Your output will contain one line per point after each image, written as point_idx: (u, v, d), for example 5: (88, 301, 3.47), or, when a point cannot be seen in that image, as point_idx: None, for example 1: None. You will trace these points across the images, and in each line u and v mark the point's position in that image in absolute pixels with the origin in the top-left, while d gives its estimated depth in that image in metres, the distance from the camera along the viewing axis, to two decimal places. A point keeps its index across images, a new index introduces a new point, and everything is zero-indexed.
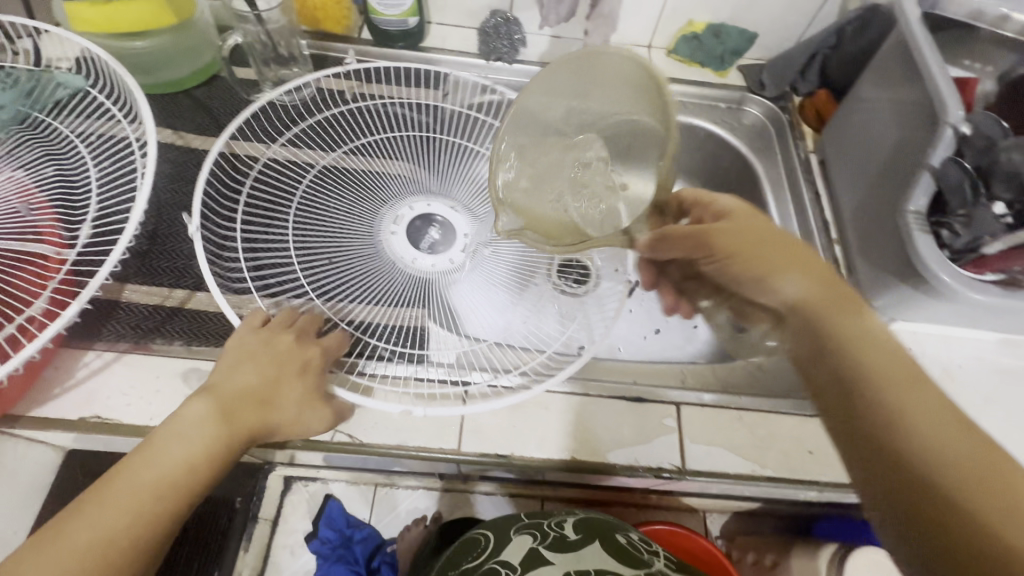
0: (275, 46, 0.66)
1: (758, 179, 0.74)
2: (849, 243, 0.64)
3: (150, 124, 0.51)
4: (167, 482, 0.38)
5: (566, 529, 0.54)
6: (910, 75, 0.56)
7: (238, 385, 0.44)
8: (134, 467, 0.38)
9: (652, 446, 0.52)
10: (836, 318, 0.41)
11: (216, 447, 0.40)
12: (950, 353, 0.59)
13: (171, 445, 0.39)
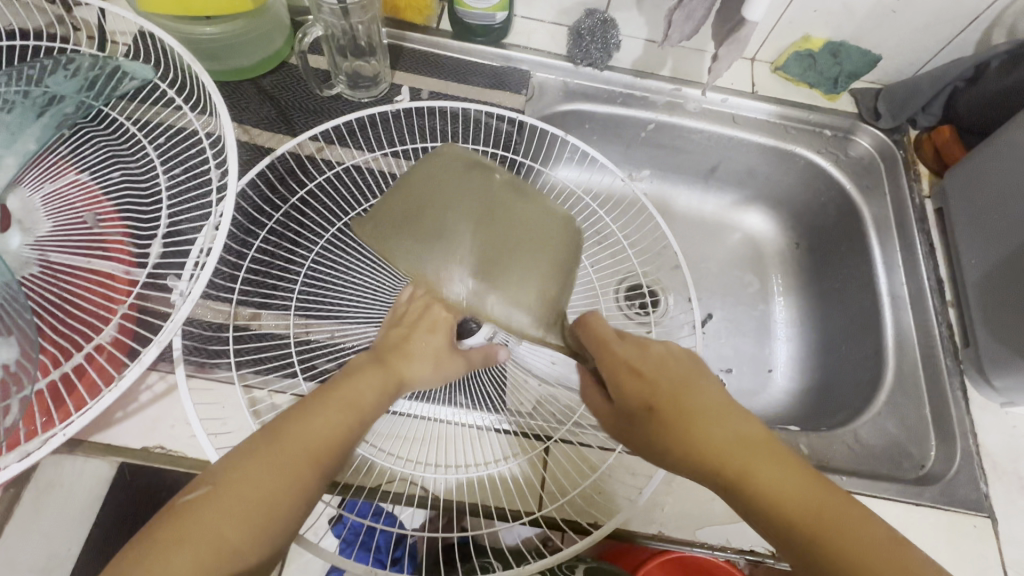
0: (354, 37, 0.59)
1: (863, 220, 0.68)
2: (968, 310, 0.58)
3: (228, 129, 0.44)
4: (262, 504, 0.33)
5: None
6: None
7: (319, 420, 0.37)
8: (231, 494, 0.33)
9: (744, 526, 0.48)
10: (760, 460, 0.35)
11: (301, 474, 0.35)
12: None
13: (255, 475, 0.34)
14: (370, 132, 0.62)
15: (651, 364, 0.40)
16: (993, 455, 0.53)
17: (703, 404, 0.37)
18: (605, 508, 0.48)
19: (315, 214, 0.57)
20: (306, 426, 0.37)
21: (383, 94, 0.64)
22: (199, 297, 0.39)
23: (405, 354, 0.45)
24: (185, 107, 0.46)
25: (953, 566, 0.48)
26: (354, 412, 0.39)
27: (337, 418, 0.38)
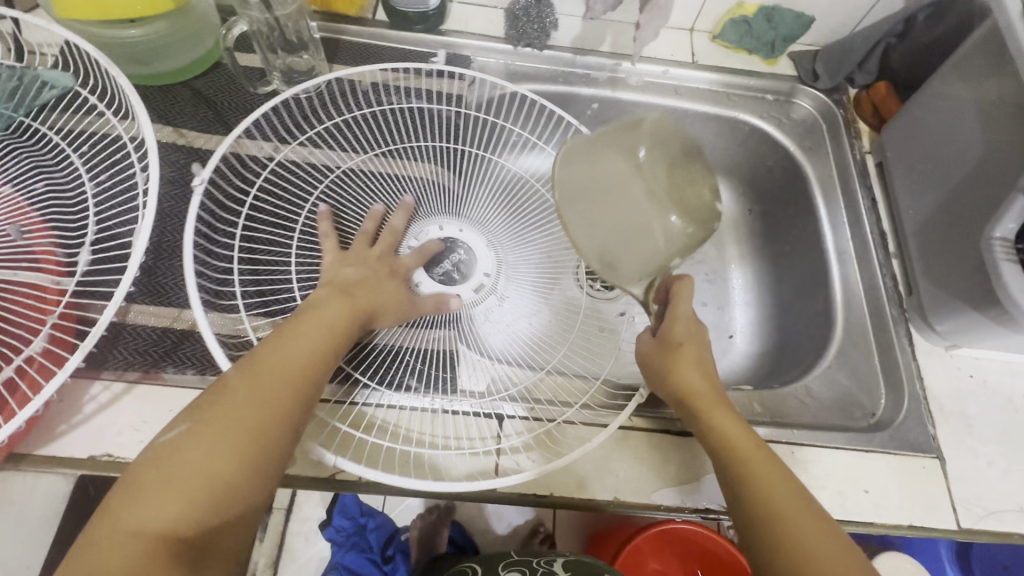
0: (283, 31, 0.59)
1: (807, 181, 0.69)
2: (910, 260, 0.60)
3: (147, 135, 0.43)
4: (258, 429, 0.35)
5: (555, 567, 0.50)
6: (1003, 68, 0.50)
7: (292, 354, 0.38)
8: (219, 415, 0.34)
9: (699, 484, 0.49)
10: (721, 415, 0.46)
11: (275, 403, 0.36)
12: (1014, 381, 0.56)
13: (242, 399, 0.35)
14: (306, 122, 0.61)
15: (686, 317, 0.50)
16: (939, 397, 0.55)
17: (698, 359, 0.49)
18: (563, 480, 0.49)
19: (282, 204, 0.57)
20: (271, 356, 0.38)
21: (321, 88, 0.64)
22: (123, 302, 0.39)
23: (365, 286, 0.47)
24: (102, 108, 0.46)
25: (903, 507, 0.50)
26: (321, 338, 0.41)
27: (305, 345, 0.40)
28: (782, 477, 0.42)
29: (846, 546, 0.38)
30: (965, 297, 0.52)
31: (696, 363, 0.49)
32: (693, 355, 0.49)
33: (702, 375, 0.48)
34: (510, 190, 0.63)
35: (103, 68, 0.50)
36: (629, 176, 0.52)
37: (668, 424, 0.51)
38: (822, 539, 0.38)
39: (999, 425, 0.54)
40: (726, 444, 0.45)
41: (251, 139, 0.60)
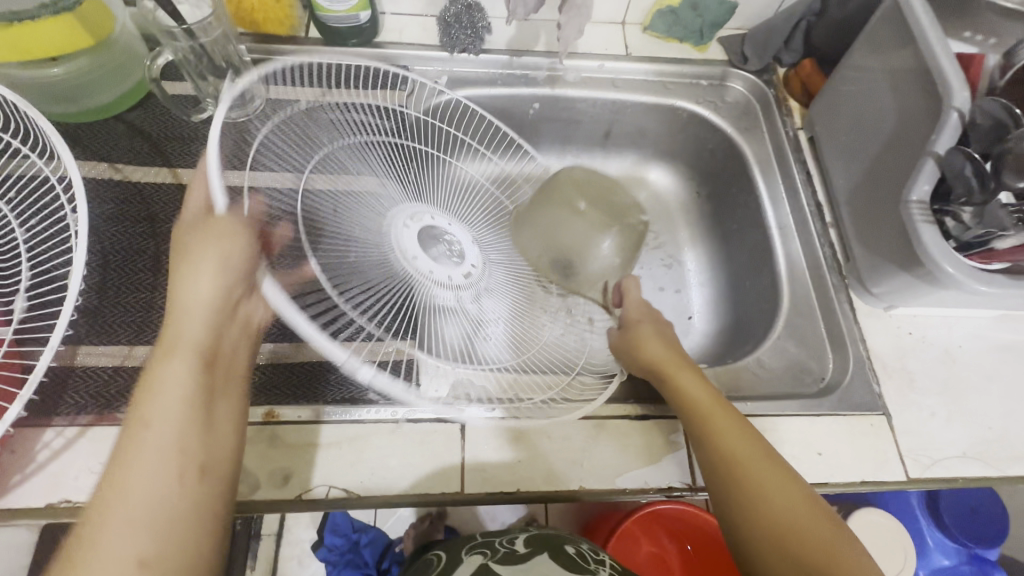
0: (211, 57, 0.58)
1: (746, 160, 0.71)
2: (845, 228, 0.62)
3: (72, 173, 0.42)
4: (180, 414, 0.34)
5: (516, 545, 0.51)
6: (907, 39, 0.53)
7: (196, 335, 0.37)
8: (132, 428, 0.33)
9: (660, 464, 0.51)
10: (686, 379, 0.50)
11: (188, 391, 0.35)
12: (949, 334, 0.58)
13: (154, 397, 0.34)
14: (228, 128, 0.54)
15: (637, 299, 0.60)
16: (881, 357, 0.57)
17: (657, 336, 0.55)
18: (529, 471, 0.50)
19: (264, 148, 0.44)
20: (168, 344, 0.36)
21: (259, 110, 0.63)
22: (60, 345, 0.38)
23: (201, 233, 0.38)
24: (24, 148, 0.46)
25: (852, 464, 0.52)
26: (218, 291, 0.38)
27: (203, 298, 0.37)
28: (749, 444, 0.44)
29: (802, 489, 0.42)
30: (895, 259, 0.54)
31: (658, 338, 0.55)
32: (658, 332, 0.55)
33: (661, 348, 0.54)
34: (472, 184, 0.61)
35: (23, 110, 0.49)
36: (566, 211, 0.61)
37: (626, 409, 0.53)
38: (775, 498, 0.41)
39: (938, 377, 0.57)
40: (691, 406, 0.48)
41: (190, 167, 0.60)
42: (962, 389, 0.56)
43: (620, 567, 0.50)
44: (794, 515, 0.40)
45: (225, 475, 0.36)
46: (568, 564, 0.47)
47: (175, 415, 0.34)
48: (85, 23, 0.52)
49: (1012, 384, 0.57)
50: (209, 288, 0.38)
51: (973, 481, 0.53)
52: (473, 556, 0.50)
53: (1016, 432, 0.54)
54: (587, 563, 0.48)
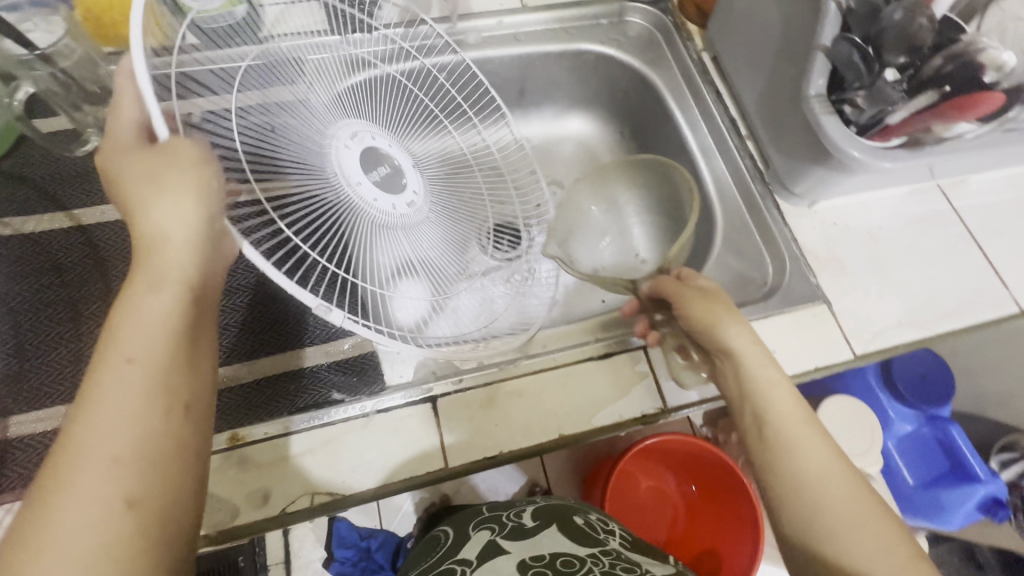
0: (79, 83, 0.55)
1: (657, 91, 0.72)
2: (760, 137, 0.64)
3: None
4: (120, 460, 0.28)
5: (523, 517, 0.52)
6: None
7: (138, 360, 0.30)
8: (75, 446, 0.28)
9: (631, 396, 0.53)
10: (728, 331, 0.49)
11: (139, 427, 0.29)
12: (870, 216, 0.62)
13: (103, 410, 0.29)
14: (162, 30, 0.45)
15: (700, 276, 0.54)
16: (814, 251, 0.60)
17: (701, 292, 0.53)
18: (507, 433, 0.50)
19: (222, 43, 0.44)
20: (99, 386, 0.29)
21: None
22: None
23: (149, 195, 0.32)
24: None
25: (805, 356, 0.55)
26: (173, 295, 0.33)
27: (158, 312, 0.32)
28: (825, 464, 0.44)
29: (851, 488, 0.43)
30: (808, 155, 0.57)
31: (702, 294, 0.52)
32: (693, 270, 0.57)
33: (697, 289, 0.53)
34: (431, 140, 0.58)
35: None
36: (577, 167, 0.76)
37: (589, 352, 0.54)
38: (850, 551, 0.40)
39: (867, 257, 0.60)
40: (742, 375, 0.48)
41: (88, 206, 0.56)
42: (888, 264, 0.60)
43: (628, 538, 0.52)
44: (872, 569, 0.39)
45: (160, 509, 0.29)
46: (574, 537, 0.48)
47: (131, 408, 0.29)
48: None
49: (931, 250, 0.61)
50: (189, 219, 0.33)
51: (912, 344, 0.57)
52: (482, 533, 0.51)
53: (940, 293, 0.59)
54: (595, 535, 0.50)
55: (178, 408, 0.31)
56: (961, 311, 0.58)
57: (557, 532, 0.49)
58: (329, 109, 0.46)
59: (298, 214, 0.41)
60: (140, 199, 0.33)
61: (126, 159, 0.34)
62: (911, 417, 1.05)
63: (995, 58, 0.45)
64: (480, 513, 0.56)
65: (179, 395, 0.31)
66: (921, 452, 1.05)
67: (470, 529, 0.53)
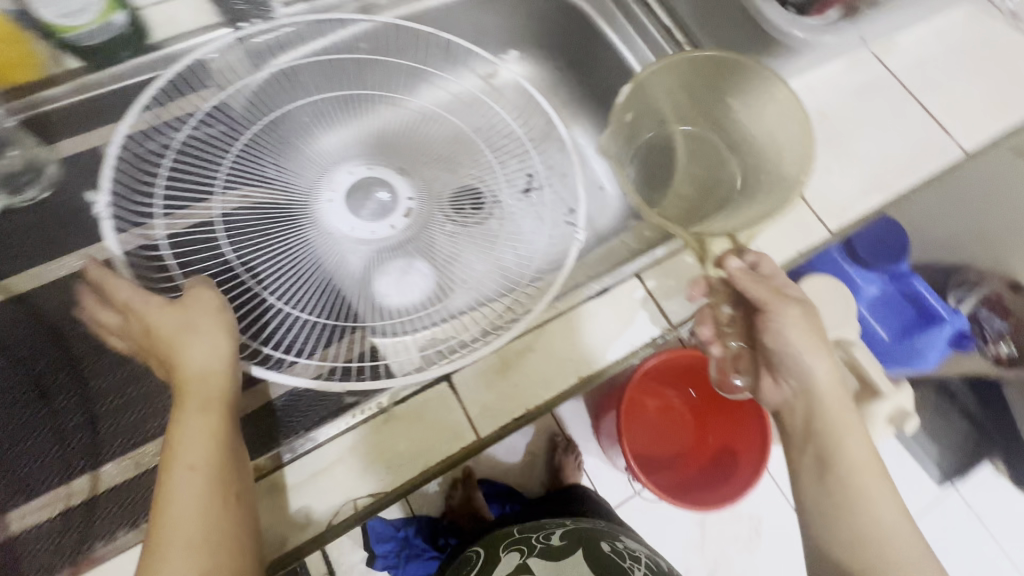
0: None
1: (587, 15, 0.70)
2: (699, 40, 0.63)
3: None
4: (194, 545, 0.37)
5: (551, 540, 0.70)
6: None
7: (197, 459, 0.39)
8: (159, 539, 0.37)
9: (636, 323, 0.53)
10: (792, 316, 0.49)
11: (205, 519, 0.38)
12: (818, 95, 0.63)
13: (173, 513, 0.38)
14: (133, 160, 0.54)
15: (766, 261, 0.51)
16: (773, 141, 0.61)
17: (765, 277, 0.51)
18: (530, 389, 0.50)
19: (197, 157, 0.56)
20: (171, 492, 0.38)
21: (60, 177, 0.54)
22: None
23: (179, 345, 0.42)
24: None
25: (785, 243, 0.57)
26: (219, 410, 0.42)
27: (204, 426, 0.41)
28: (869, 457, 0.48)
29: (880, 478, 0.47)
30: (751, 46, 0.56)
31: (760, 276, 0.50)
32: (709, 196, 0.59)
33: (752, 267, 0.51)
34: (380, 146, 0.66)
35: None
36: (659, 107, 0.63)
37: (587, 292, 0.53)
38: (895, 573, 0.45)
39: (822, 136, 0.62)
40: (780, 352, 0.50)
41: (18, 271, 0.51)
42: (841, 139, 0.61)
43: (652, 563, 0.68)
44: None
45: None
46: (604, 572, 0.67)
47: (195, 509, 0.38)
48: None
49: (877, 117, 0.63)
50: (206, 357, 0.43)
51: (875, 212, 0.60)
52: (513, 556, 0.69)
53: (892, 157, 0.61)
54: (622, 565, 0.68)
55: (232, 497, 0.39)
56: (915, 166, 0.61)
57: (581, 559, 0.69)
58: (301, 173, 0.60)
59: (317, 262, 0.56)
60: (169, 341, 0.43)
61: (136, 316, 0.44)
62: (876, 279, 1.12)
63: None
64: (509, 531, 0.71)
65: (231, 488, 0.40)
66: (889, 307, 1.13)
67: (501, 546, 0.70)
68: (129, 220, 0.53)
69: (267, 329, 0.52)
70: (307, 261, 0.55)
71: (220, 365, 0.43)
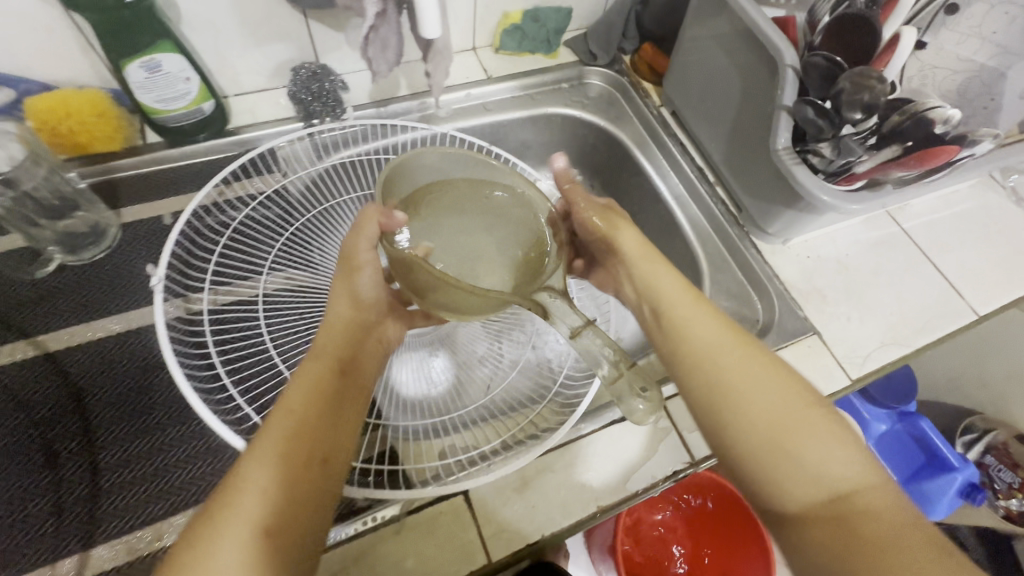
0: (112, 191, 0.59)
1: (626, 146, 0.76)
2: (729, 184, 0.68)
3: (103, 361, 0.50)
4: (285, 486, 0.34)
5: None
6: (750, 37, 0.56)
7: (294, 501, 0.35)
8: (246, 467, 0.34)
9: (656, 455, 0.53)
10: (306, 366, 0.41)
11: (293, 485, 0.35)
12: (836, 247, 0.68)
13: (260, 467, 0.34)
14: (303, 102, 0.65)
15: (309, 389, 0.39)
16: (796, 285, 0.64)
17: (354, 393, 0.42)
18: (547, 513, 0.49)
19: (250, 239, 0.59)
20: (236, 490, 0.34)
21: (163, 223, 0.58)
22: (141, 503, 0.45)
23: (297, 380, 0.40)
24: (46, 396, 0.48)
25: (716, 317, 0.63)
26: (283, 453, 0.35)
27: (283, 457, 0.35)
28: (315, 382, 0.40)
29: None
30: (777, 201, 0.60)
31: (285, 416, 0.37)
32: (804, 368, 0.59)
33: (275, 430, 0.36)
34: (432, 116, 0.72)
35: (61, 275, 0.54)
36: (878, 327, 0.63)
37: (612, 415, 0.54)
38: None
39: (841, 284, 0.65)
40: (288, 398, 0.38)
41: (85, 319, 0.52)
42: (861, 290, 0.65)
43: None
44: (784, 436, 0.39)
45: (287, 544, 0.33)
46: None
47: (278, 466, 0.35)
48: (102, 136, 0.58)
49: (897, 272, 0.67)
50: (293, 445, 0.36)
51: (898, 362, 0.61)
52: None
53: (912, 314, 0.64)
54: None
55: (316, 460, 0.36)
56: (932, 324, 0.64)
57: None
58: (360, 167, 0.68)
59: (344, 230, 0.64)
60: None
61: (271, 473, 0.34)
62: (884, 417, 1.12)
63: (943, 114, 0.47)
64: None
65: (319, 449, 0.37)
66: (898, 450, 1.11)
67: None
68: (181, 288, 0.53)
69: (283, 298, 0.56)
70: (337, 224, 0.63)
71: (293, 418, 0.37)
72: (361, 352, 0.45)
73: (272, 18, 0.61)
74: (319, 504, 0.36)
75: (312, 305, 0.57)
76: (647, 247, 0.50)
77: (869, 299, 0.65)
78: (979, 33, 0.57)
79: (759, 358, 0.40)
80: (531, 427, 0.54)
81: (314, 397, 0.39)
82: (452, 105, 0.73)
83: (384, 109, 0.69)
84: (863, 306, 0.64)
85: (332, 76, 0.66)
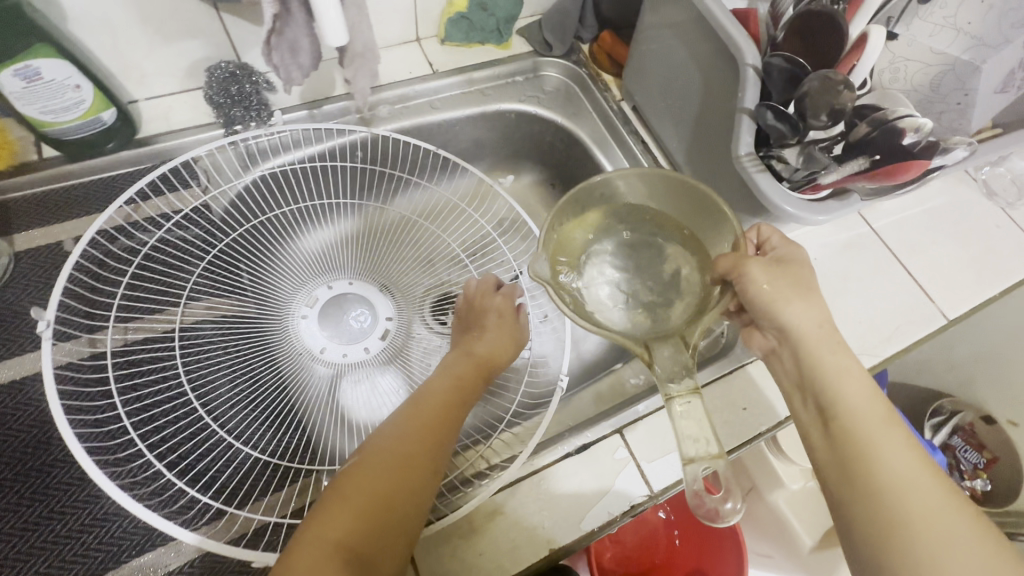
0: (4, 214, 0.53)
1: (585, 145, 0.71)
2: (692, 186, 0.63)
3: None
4: (385, 487, 0.39)
5: None
6: (709, 31, 0.51)
7: (394, 500, 0.39)
8: (362, 463, 0.40)
9: (615, 489, 0.49)
10: (429, 385, 0.47)
11: (397, 483, 0.40)
12: (804, 251, 0.64)
13: (369, 466, 0.40)
14: (221, 107, 0.58)
15: (429, 408, 0.45)
16: None
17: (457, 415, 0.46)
18: (495, 560, 0.46)
19: (167, 265, 0.54)
20: (352, 484, 0.39)
21: (64, 250, 0.52)
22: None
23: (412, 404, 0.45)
24: None
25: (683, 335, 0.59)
26: (393, 458, 0.41)
27: (393, 463, 0.41)
28: (433, 402, 0.46)
29: None
30: (740, 208, 0.56)
31: (403, 428, 0.43)
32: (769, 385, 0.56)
33: (392, 433, 0.43)
34: (372, 117, 0.66)
35: None
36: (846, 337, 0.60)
37: (566, 447, 0.51)
38: None
39: None
40: (411, 410, 0.45)
41: None
42: (829, 298, 0.62)
43: None
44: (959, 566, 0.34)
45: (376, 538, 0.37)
46: None
47: (393, 464, 0.40)
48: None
49: (866, 276, 0.64)
50: (401, 447, 0.42)
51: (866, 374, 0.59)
52: None
53: (880, 322, 0.61)
54: None
55: (423, 465, 0.41)
56: (901, 332, 0.61)
57: None
58: (296, 176, 0.61)
59: (275, 248, 0.58)
60: None
61: (378, 471, 0.40)
62: None
63: (913, 122, 0.43)
64: None
65: (426, 457, 0.42)
66: None
67: None
68: (81, 330, 0.49)
69: (203, 329, 0.51)
70: (267, 243, 0.58)
71: (408, 434, 0.42)
72: (470, 376, 0.49)
73: (176, 12, 0.54)
74: (413, 509, 0.40)
75: (235, 336, 0.51)
76: (829, 331, 0.42)
77: (836, 306, 0.62)
78: (954, 24, 0.54)
79: (946, 496, 0.35)
80: (485, 462, 0.52)
81: (436, 416, 0.45)
82: (392, 105, 0.67)
83: (316, 113, 0.63)
84: (830, 314, 0.61)
85: (254, 75, 0.59)
